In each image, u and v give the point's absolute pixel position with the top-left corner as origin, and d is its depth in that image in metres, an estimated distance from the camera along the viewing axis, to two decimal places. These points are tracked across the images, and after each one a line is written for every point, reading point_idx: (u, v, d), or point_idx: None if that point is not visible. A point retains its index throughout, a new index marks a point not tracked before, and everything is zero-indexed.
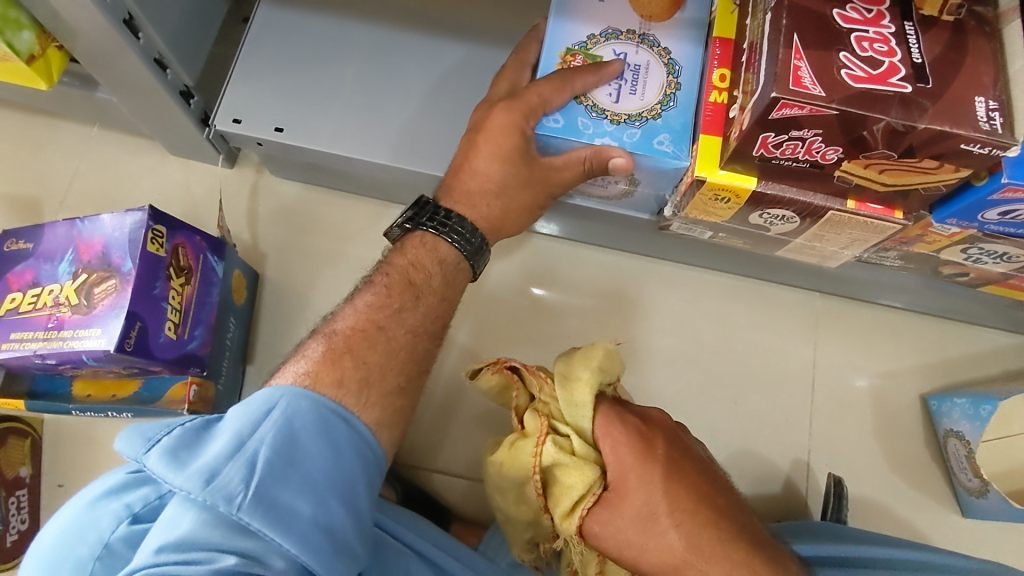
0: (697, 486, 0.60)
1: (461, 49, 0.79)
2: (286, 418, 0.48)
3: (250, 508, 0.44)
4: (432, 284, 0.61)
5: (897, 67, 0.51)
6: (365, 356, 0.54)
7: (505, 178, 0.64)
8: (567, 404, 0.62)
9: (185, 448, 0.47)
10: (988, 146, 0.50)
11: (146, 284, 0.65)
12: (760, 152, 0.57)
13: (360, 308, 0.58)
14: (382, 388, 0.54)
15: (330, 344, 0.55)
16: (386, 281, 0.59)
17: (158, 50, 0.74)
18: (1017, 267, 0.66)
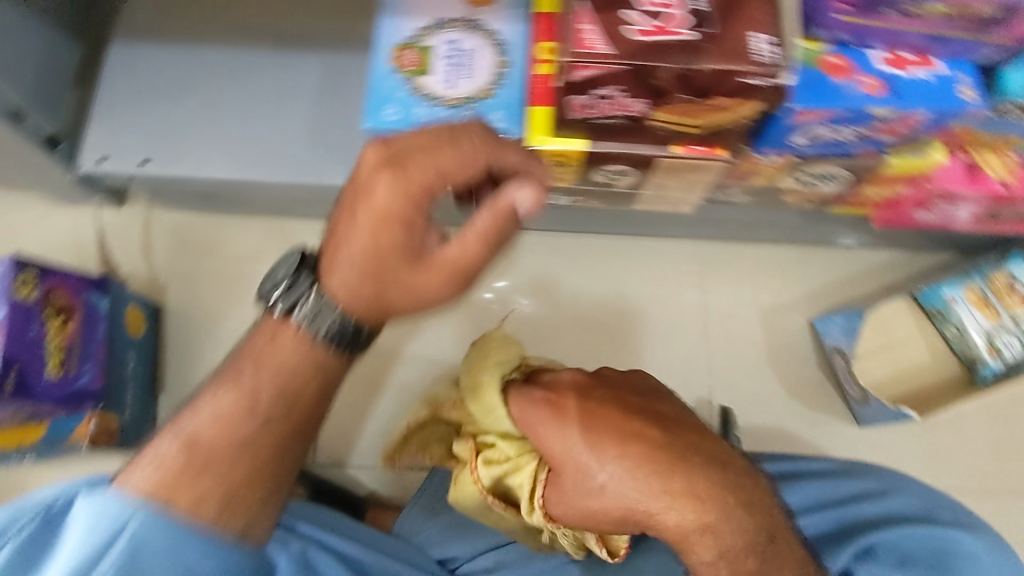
0: (622, 426, 0.55)
1: (314, 57, 0.81)
2: (133, 544, 0.50)
3: None
4: (307, 391, 0.55)
5: (680, 18, 0.55)
6: (225, 466, 0.53)
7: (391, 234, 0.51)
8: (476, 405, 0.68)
9: (39, 552, 0.52)
10: (767, 78, 0.55)
11: (19, 330, 0.67)
12: (578, 115, 0.60)
13: (220, 411, 0.53)
14: (244, 500, 0.54)
15: (189, 455, 0.53)
16: (251, 383, 0.54)
17: (11, 101, 0.74)
18: (847, 185, 0.71)
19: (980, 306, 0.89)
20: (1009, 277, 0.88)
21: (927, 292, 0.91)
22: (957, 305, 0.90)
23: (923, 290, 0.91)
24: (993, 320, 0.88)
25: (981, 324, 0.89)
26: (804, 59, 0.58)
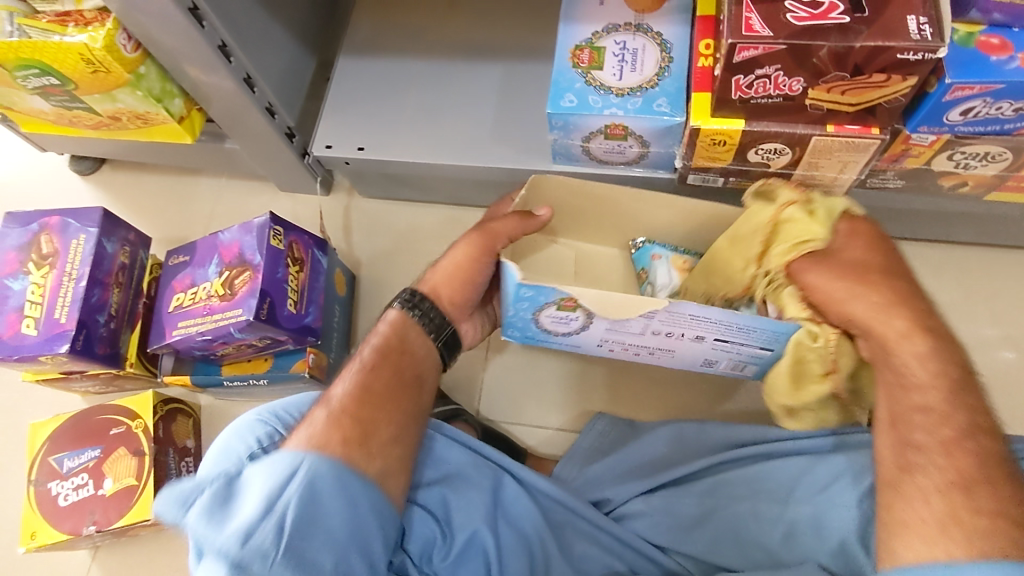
0: (361, 424, 0.64)
1: (512, 68, 0.97)
2: (307, 478, 0.59)
3: (275, 555, 0.55)
4: (397, 342, 0.71)
5: (836, 5, 0.62)
6: (360, 413, 0.64)
7: (391, 391, 0.67)
8: (795, 237, 0.70)
9: (217, 507, 0.59)
10: (921, 52, 0.60)
11: (272, 271, 0.85)
12: (738, 95, 0.69)
13: (350, 377, 0.67)
14: (381, 440, 0.64)
15: (368, 355, 0.69)
16: (365, 351, 0.70)
17: (268, 100, 0.94)
18: (1006, 166, 0.72)
19: (680, 269, 0.87)
20: None
21: (638, 245, 0.89)
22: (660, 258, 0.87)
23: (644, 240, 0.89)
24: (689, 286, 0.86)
25: (672, 281, 0.87)
26: (959, 40, 0.63)
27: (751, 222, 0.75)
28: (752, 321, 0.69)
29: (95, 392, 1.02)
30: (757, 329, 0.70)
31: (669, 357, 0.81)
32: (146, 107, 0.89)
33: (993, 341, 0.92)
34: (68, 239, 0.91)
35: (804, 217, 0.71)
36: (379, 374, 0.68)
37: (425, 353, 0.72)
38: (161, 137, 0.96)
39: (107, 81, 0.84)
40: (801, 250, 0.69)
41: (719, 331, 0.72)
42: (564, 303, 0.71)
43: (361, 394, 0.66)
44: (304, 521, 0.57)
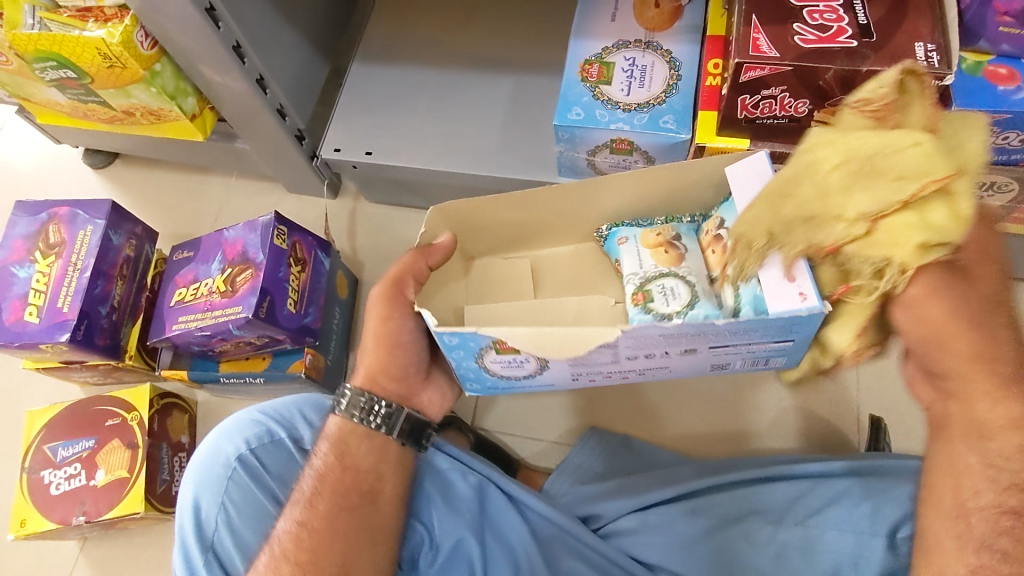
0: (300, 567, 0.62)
1: (522, 80, 0.98)
2: None
3: None
4: (340, 461, 0.67)
5: (844, 29, 0.63)
6: (299, 558, 0.62)
7: (335, 519, 0.65)
8: (936, 224, 0.48)
9: None
10: (928, 79, 0.60)
11: (273, 270, 0.86)
12: (744, 114, 0.69)
13: (293, 513, 0.65)
14: None
15: (311, 482, 0.67)
16: (311, 473, 0.67)
17: (280, 101, 0.95)
18: (1012, 197, 0.72)
19: (658, 247, 0.69)
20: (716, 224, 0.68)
21: (604, 233, 0.74)
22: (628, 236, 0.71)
23: (610, 228, 0.74)
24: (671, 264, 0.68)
25: (645, 267, 0.69)
26: (967, 69, 0.63)
27: (895, 162, 0.50)
28: (752, 324, 0.53)
29: (94, 383, 1.02)
30: (758, 328, 0.54)
31: (663, 373, 0.65)
32: (159, 103, 0.90)
33: None
34: (76, 230, 0.92)
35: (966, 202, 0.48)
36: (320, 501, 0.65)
37: (374, 460, 0.68)
38: (173, 134, 0.98)
39: (123, 76, 0.86)
40: (927, 258, 0.49)
41: (709, 340, 0.56)
42: (498, 345, 0.57)
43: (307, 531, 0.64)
44: None
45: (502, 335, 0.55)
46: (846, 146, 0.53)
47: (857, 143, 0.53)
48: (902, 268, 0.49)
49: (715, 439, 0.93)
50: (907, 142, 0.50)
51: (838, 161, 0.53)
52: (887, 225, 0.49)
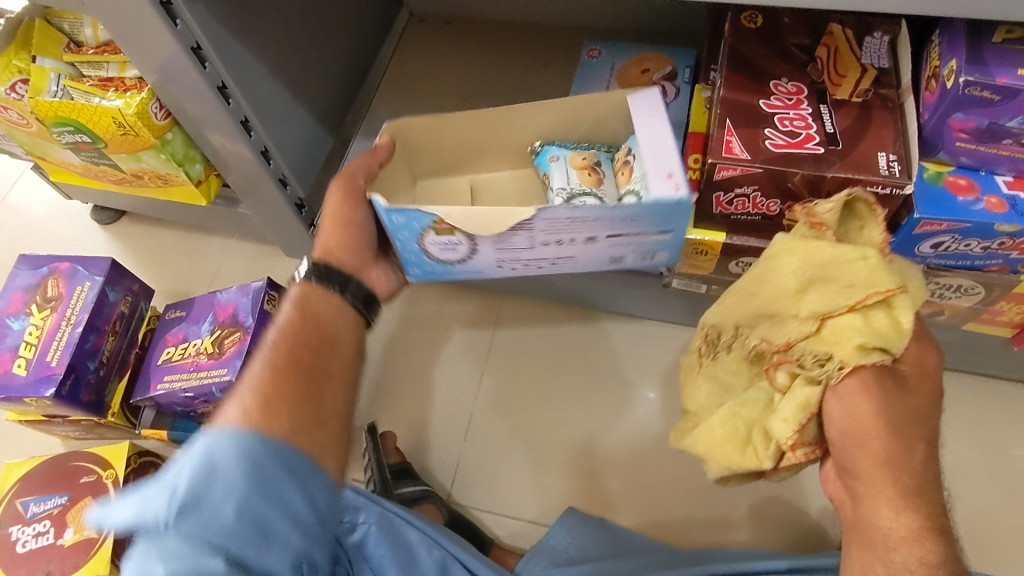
0: (282, 397, 0.59)
1: None
2: (205, 456, 0.50)
3: (191, 536, 0.48)
4: (307, 325, 0.66)
5: (812, 136, 0.67)
6: (283, 393, 0.59)
7: (297, 357, 0.63)
8: (878, 329, 0.56)
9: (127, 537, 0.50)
10: (890, 187, 0.63)
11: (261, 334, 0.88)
12: (719, 210, 0.72)
13: (255, 369, 0.62)
14: (294, 412, 0.58)
15: (274, 342, 0.64)
16: (277, 331, 0.65)
17: (283, 172, 0.99)
18: (980, 300, 0.74)
19: (581, 170, 0.77)
20: (628, 152, 0.75)
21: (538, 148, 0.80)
22: (558, 167, 0.78)
23: (542, 144, 0.80)
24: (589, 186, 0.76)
25: (570, 186, 0.76)
26: (928, 177, 0.67)
27: (844, 272, 0.59)
28: (636, 210, 0.63)
29: (76, 437, 1.02)
30: (642, 215, 0.64)
31: (573, 265, 0.74)
32: (167, 169, 0.94)
33: (977, 473, 0.90)
34: (74, 285, 0.94)
35: (904, 317, 0.56)
36: (281, 346, 0.63)
37: (335, 315, 0.68)
38: (178, 197, 1.02)
39: (134, 143, 0.90)
40: (866, 357, 0.55)
41: (607, 228, 0.66)
42: (437, 226, 0.65)
43: (263, 375, 0.60)
44: (227, 509, 0.49)
45: (440, 213, 0.63)
46: (802, 249, 0.61)
47: (814, 251, 0.61)
48: (841, 362, 0.56)
49: (693, 525, 0.92)
50: (858, 255, 0.58)
51: (797, 267, 0.61)
52: (835, 325, 0.57)
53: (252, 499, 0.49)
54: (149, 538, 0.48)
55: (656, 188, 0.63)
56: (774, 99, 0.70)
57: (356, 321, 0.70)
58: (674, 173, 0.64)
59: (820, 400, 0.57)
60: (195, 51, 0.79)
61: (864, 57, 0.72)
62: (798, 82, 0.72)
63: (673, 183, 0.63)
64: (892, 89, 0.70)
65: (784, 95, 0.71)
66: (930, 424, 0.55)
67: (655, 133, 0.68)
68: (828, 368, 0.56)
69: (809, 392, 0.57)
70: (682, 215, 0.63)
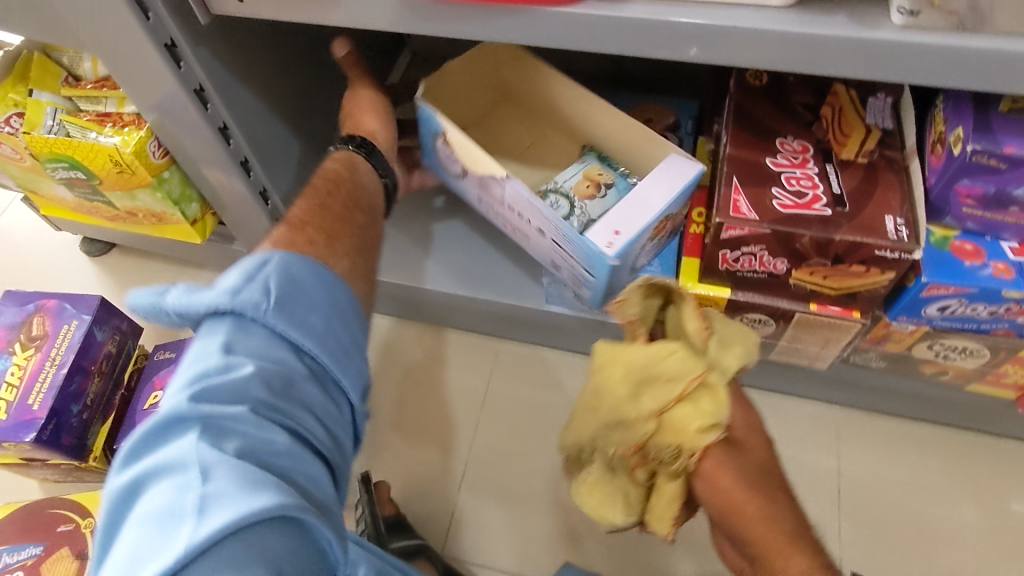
0: (342, 232, 0.59)
1: None
2: (282, 261, 0.50)
3: (276, 315, 0.47)
4: (348, 191, 0.66)
5: (819, 197, 0.66)
6: (334, 230, 0.58)
7: (340, 208, 0.62)
8: (707, 412, 0.55)
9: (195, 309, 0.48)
10: (898, 252, 0.63)
11: None
12: (725, 266, 0.72)
13: (298, 210, 0.60)
14: (346, 246, 0.58)
15: (313, 203, 0.61)
16: (319, 184, 0.65)
17: (280, 212, 0.98)
18: (984, 362, 0.74)
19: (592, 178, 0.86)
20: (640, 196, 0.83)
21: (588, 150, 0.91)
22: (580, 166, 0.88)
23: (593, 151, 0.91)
24: (581, 196, 0.85)
25: (567, 182, 0.86)
26: (934, 241, 0.67)
27: (656, 369, 0.58)
28: (572, 240, 0.73)
29: (54, 480, 0.99)
30: (574, 243, 0.73)
31: (528, 245, 0.85)
32: (162, 207, 0.93)
33: (978, 532, 0.89)
34: (60, 324, 0.92)
35: (721, 389, 0.56)
36: (332, 198, 0.63)
37: (372, 201, 0.68)
38: (171, 234, 1.00)
39: (130, 181, 0.88)
40: (706, 441, 0.55)
41: (552, 233, 0.76)
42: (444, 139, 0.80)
43: (309, 209, 0.60)
44: (310, 310, 0.49)
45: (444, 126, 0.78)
46: (622, 356, 0.60)
47: (630, 356, 0.59)
48: (689, 456, 0.55)
49: None
50: (665, 351, 0.58)
51: (622, 374, 0.59)
52: (672, 418, 0.56)
53: (336, 316, 0.51)
54: (235, 323, 0.47)
55: (592, 236, 0.71)
56: (780, 157, 0.70)
57: (378, 184, 0.72)
58: (621, 232, 0.71)
59: (686, 489, 0.57)
60: (197, 92, 0.78)
61: (869, 116, 0.72)
62: (804, 140, 0.72)
63: (609, 244, 0.71)
64: (897, 151, 0.70)
65: (790, 154, 0.71)
66: (779, 475, 0.58)
67: (650, 188, 0.73)
68: (681, 460, 0.56)
69: (675, 487, 0.57)
70: (603, 269, 0.73)
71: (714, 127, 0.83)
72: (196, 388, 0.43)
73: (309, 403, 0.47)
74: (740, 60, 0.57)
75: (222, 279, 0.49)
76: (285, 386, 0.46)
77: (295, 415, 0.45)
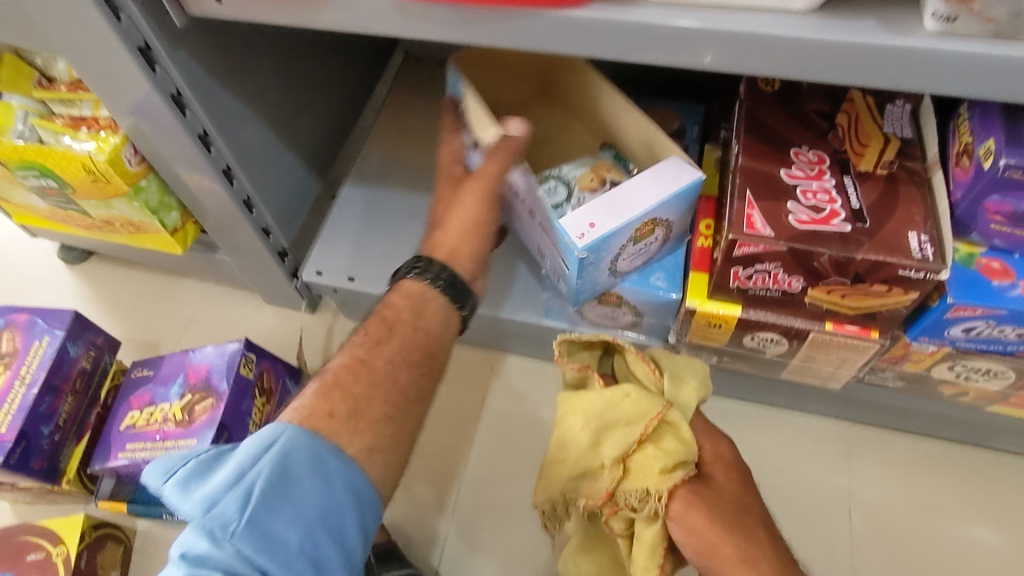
0: (388, 402, 0.57)
1: None
2: (282, 452, 0.51)
3: (242, 534, 0.48)
4: (406, 330, 0.62)
5: (838, 212, 0.63)
6: (353, 389, 0.56)
7: (389, 363, 0.59)
8: (670, 450, 0.62)
9: (196, 478, 0.52)
10: (923, 271, 0.59)
11: (236, 401, 0.81)
12: (736, 284, 0.67)
13: (348, 352, 0.60)
14: (371, 417, 0.56)
15: (354, 355, 0.59)
16: (371, 325, 0.61)
17: (265, 221, 0.93)
18: (1008, 383, 0.70)
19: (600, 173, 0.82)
20: None
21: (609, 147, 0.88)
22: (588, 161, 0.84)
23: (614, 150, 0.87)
24: (585, 187, 0.81)
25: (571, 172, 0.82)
26: (960, 259, 0.63)
27: (615, 415, 0.64)
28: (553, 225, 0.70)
29: (25, 502, 0.94)
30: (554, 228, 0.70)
31: (530, 240, 0.85)
32: (139, 217, 0.88)
33: (995, 556, 0.85)
34: (31, 339, 0.86)
35: (683, 425, 0.64)
36: (380, 350, 0.59)
37: (438, 331, 0.64)
38: (150, 244, 0.95)
39: (105, 190, 0.83)
40: (672, 476, 0.62)
41: (543, 215, 0.73)
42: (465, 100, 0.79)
43: (348, 366, 0.58)
44: (292, 510, 0.50)
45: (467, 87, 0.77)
46: (581, 405, 0.65)
47: (588, 404, 0.65)
48: (659, 494, 0.62)
49: None
50: (620, 396, 0.64)
51: (582, 425, 0.64)
52: (636, 462, 0.63)
53: (320, 520, 0.51)
54: (207, 532, 0.48)
55: (568, 221, 0.67)
56: (795, 169, 0.66)
57: (450, 317, 0.65)
58: (597, 226, 0.66)
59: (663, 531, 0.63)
60: (175, 98, 0.73)
61: (886, 125, 0.68)
62: (820, 151, 0.68)
63: (581, 231, 0.66)
64: (918, 162, 0.66)
65: (805, 165, 0.67)
66: (755, 510, 0.64)
67: (642, 187, 0.68)
68: (651, 502, 0.63)
69: (653, 532, 0.63)
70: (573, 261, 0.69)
71: (722, 136, 0.79)
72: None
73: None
74: (758, 68, 0.53)
75: (216, 477, 0.51)
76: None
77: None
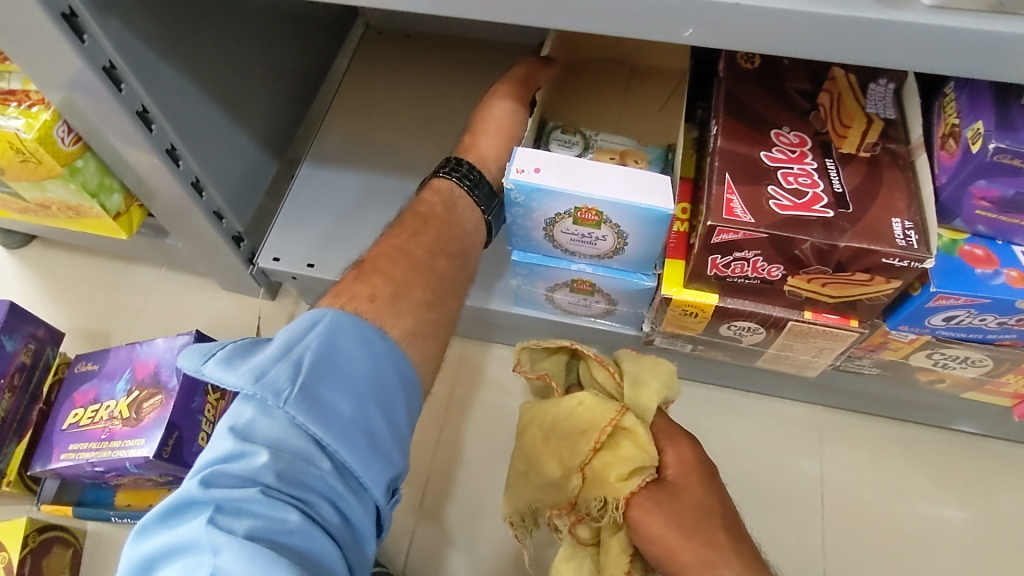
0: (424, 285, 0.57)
1: None
2: (329, 329, 0.49)
3: (296, 402, 0.46)
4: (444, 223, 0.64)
5: (820, 197, 0.60)
6: (390, 271, 0.57)
7: (428, 253, 0.60)
8: (626, 456, 0.63)
9: (238, 357, 0.49)
10: (907, 260, 0.57)
11: (186, 399, 0.76)
12: (714, 272, 0.65)
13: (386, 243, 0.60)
14: (413, 300, 0.56)
15: (393, 241, 0.60)
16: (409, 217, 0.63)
17: (216, 204, 0.87)
18: (984, 371, 0.69)
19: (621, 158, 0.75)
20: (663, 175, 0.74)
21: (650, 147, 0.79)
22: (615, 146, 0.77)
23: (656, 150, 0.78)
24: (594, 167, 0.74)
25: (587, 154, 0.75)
26: (942, 246, 0.61)
27: (571, 423, 0.65)
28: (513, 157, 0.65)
29: None
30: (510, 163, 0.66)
31: None
32: (77, 200, 0.81)
33: (964, 538, 0.85)
34: None
35: (640, 430, 0.63)
36: (418, 240, 0.60)
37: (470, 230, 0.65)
38: (92, 229, 0.88)
39: (37, 171, 0.77)
40: (631, 482, 0.62)
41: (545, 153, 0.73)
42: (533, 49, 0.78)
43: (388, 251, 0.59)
44: (342, 388, 0.48)
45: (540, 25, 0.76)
46: (543, 414, 0.67)
47: (548, 415, 0.66)
48: (616, 502, 0.63)
49: None
50: (574, 404, 0.65)
51: (540, 437, 0.66)
52: (595, 469, 0.64)
53: (369, 399, 0.49)
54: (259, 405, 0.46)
55: (521, 155, 0.63)
56: (776, 151, 0.63)
57: (479, 220, 0.67)
58: (540, 172, 0.61)
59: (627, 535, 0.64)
60: (109, 71, 0.67)
61: (869, 105, 0.65)
62: (802, 132, 0.65)
63: (522, 170, 0.61)
64: (901, 144, 0.63)
65: (786, 147, 0.63)
66: (720, 512, 0.63)
67: (613, 174, 0.61)
68: (608, 510, 0.63)
69: (619, 538, 0.64)
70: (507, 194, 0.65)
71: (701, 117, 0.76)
72: (211, 472, 0.44)
73: (330, 491, 0.46)
74: (743, 44, 0.49)
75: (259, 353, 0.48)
76: (301, 477, 0.45)
77: (316, 499, 0.45)
